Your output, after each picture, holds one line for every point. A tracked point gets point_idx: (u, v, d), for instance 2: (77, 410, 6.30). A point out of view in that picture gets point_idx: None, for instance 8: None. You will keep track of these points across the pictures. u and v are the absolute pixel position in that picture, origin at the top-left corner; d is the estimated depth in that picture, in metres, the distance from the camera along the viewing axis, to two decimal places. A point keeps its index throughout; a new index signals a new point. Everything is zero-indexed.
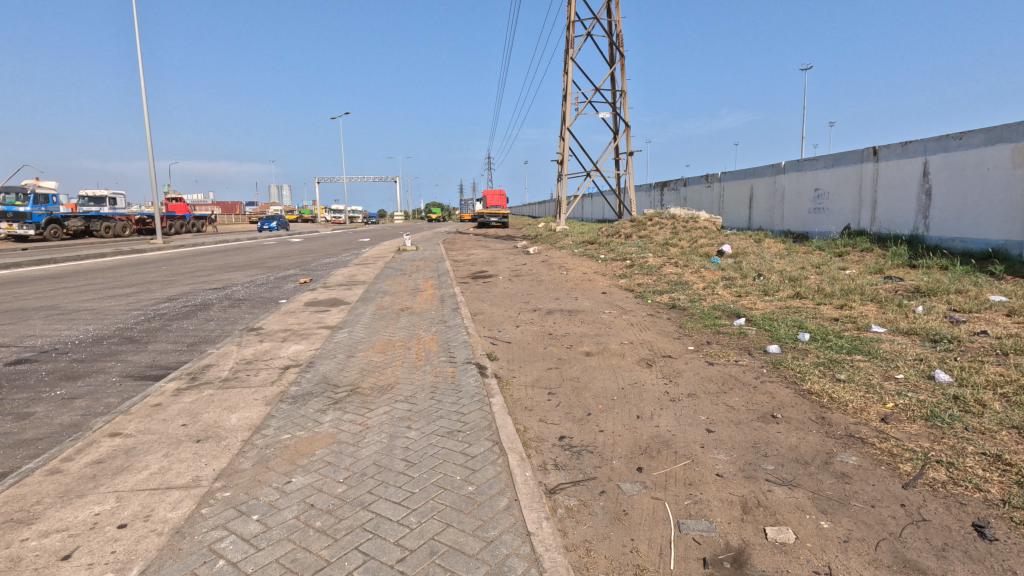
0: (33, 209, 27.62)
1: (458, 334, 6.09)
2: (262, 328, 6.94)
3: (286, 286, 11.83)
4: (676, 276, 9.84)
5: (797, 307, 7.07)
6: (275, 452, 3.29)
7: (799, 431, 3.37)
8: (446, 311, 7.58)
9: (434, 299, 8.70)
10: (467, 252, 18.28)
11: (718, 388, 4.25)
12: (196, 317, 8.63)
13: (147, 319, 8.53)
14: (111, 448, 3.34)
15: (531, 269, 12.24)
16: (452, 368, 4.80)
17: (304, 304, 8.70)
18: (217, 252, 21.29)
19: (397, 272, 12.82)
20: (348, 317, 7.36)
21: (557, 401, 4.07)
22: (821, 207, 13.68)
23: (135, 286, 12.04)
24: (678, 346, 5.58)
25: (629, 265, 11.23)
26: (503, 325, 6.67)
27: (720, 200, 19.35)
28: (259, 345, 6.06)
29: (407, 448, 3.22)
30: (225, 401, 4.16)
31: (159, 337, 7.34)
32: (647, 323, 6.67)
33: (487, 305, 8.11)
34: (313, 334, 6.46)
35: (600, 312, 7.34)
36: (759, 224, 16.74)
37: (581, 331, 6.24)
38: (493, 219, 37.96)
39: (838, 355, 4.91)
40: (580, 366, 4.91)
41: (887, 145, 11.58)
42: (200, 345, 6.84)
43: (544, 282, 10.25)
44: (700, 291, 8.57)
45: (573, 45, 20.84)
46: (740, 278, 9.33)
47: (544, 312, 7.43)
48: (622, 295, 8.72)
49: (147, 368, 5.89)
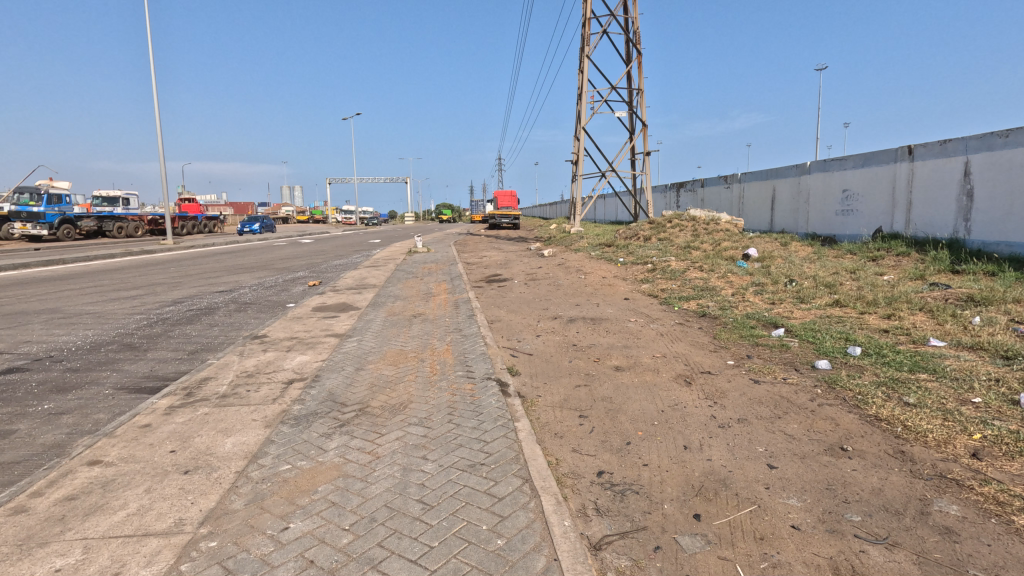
0: (46, 209, 27.70)
1: (475, 344, 5.66)
2: (267, 336, 6.54)
3: (295, 289, 11.47)
4: (701, 281, 9.38)
5: (839, 317, 6.57)
6: (272, 488, 2.86)
7: (877, 469, 2.89)
8: (462, 318, 7.15)
9: (448, 305, 8.29)
10: (480, 254, 17.85)
11: (770, 411, 3.78)
12: (199, 323, 8.26)
13: (148, 324, 8.19)
14: (88, 481, 2.94)
15: (547, 272, 11.81)
16: (470, 385, 4.37)
17: (312, 309, 8.32)
18: (227, 253, 21.07)
19: (409, 274, 12.45)
20: (358, 324, 6.96)
21: (590, 426, 3.63)
22: (850, 209, 13.12)
23: (141, 289, 11.73)
24: (716, 361, 5.10)
25: (651, 269, 10.76)
26: (522, 334, 6.23)
27: (740, 201, 18.80)
28: (263, 355, 5.67)
29: (424, 486, 2.79)
30: (220, 423, 3.75)
31: (160, 344, 6.98)
32: (678, 334, 6.20)
33: (504, 312, 7.67)
34: (320, 343, 6.05)
35: (626, 320, 6.88)
36: (782, 226, 16.17)
37: (607, 342, 5.78)
38: (505, 220, 37.61)
39: (901, 374, 4.40)
40: (612, 384, 4.46)
41: (923, 144, 11.01)
42: (202, 354, 6.46)
43: (562, 287, 9.79)
44: (730, 298, 8.08)
45: (588, 42, 20.42)
46: (771, 284, 8.83)
47: (565, 320, 6.97)
48: (646, 301, 8.27)
49: (145, 379, 5.52)
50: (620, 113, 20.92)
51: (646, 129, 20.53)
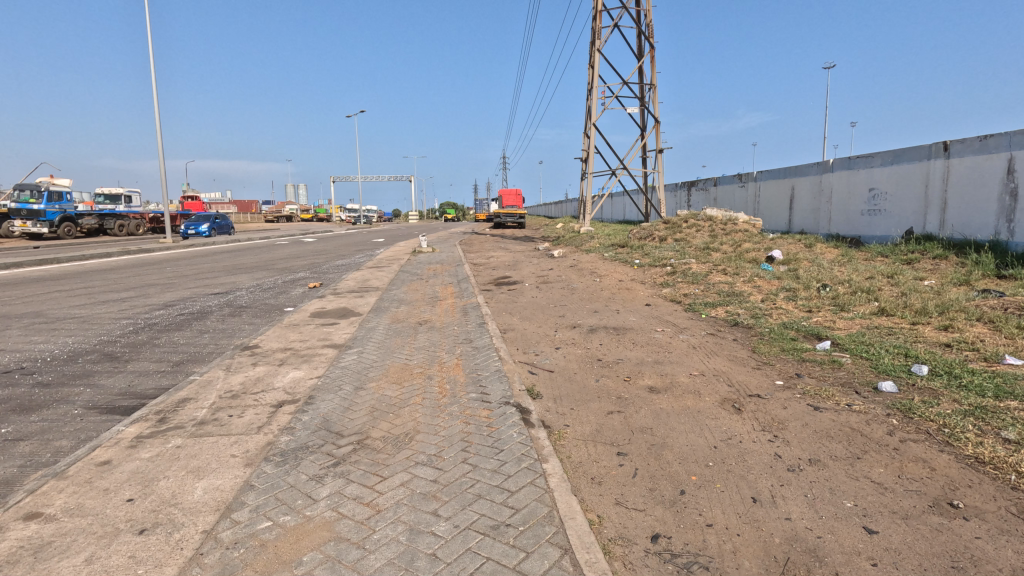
0: (47, 206, 27.24)
1: (488, 359, 5.08)
2: (258, 346, 5.96)
3: (294, 292, 10.91)
4: (727, 285, 8.78)
5: (888, 328, 5.94)
6: (245, 557, 2.28)
7: (1008, 538, 2.29)
8: (472, 327, 6.55)
9: (456, 310, 7.71)
10: (487, 254, 17.25)
11: (846, 450, 3.16)
12: (188, 330, 7.69)
13: (134, 331, 7.63)
14: (18, 545, 2.36)
15: (559, 274, 11.24)
16: (486, 411, 3.78)
17: (310, 315, 7.73)
18: (227, 252, 20.56)
19: (413, 276, 11.90)
20: (358, 334, 6.36)
21: (632, 468, 3.02)
22: (877, 209, 12.49)
23: (132, 291, 11.16)
24: (764, 381, 4.48)
25: (670, 272, 10.15)
26: (539, 347, 5.63)
27: (756, 201, 18.15)
28: (252, 369, 5.09)
29: (436, 559, 2.20)
30: (192, 461, 3.16)
31: (143, 354, 6.41)
32: (713, 346, 5.59)
33: (517, 320, 7.07)
34: (317, 356, 5.47)
35: (652, 330, 6.28)
36: (801, 227, 15.53)
37: (636, 357, 5.19)
38: (510, 220, 37.11)
39: (987, 401, 3.77)
40: (649, 411, 3.86)
41: (961, 140, 10.37)
42: (187, 367, 5.87)
43: (576, 291, 9.19)
44: (760, 304, 7.48)
45: (599, 36, 19.79)
46: (803, 289, 8.23)
47: (585, 329, 6.38)
48: (670, 308, 7.69)
49: (120, 397, 4.94)
50: (631, 109, 20.30)
51: (658, 126, 19.89)
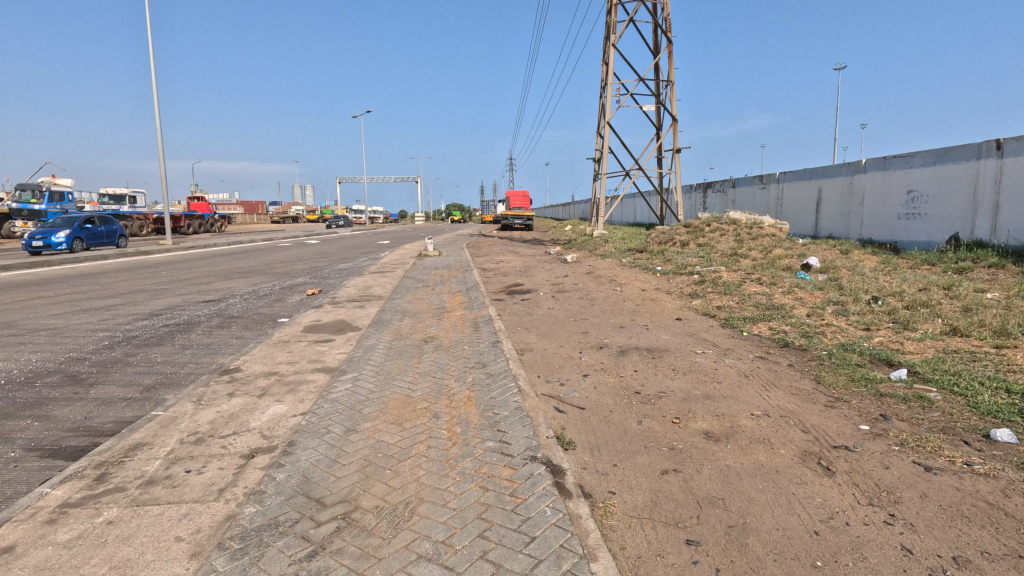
0: (48, 207, 26.72)
1: (506, 392, 4.27)
2: (240, 369, 5.18)
3: (291, 300, 10.16)
4: (764, 296, 7.97)
5: (971, 352, 5.09)
6: None
7: None
8: (484, 346, 5.75)
9: (466, 325, 6.92)
10: (495, 259, 16.45)
11: (997, 542, 2.34)
12: (168, 345, 6.91)
13: (109, 346, 6.88)
14: None
15: (575, 282, 10.43)
16: (509, 471, 2.98)
17: (303, 330, 6.93)
18: (228, 255, 19.91)
19: (419, 283, 11.15)
20: (354, 355, 5.57)
21: (712, 570, 2.22)
22: (917, 213, 11.63)
23: (118, 297, 10.45)
24: (845, 425, 3.65)
25: (698, 280, 9.35)
26: (564, 374, 4.81)
27: (779, 203, 17.26)
28: (228, 401, 4.30)
29: None
30: (120, 549, 2.38)
31: (111, 377, 5.62)
32: (768, 375, 4.77)
33: (535, 337, 6.24)
34: (305, 385, 4.68)
35: (692, 353, 5.47)
36: (829, 230, 14.65)
37: (680, 389, 4.38)
38: (518, 222, 36.40)
39: None
40: (714, 471, 3.04)
41: (1016, 138, 9.49)
42: (157, 395, 5.07)
43: (597, 302, 8.36)
44: (808, 320, 6.67)
45: (614, 31, 18.98)
46: (852, 302, 7.38)
47: (614, 350, 5.56)
48: (705, 324, 6.88)
49: (69, 435, 4.14)
50: (647, 107, 19.49)
51: (675, 124, 19.03)
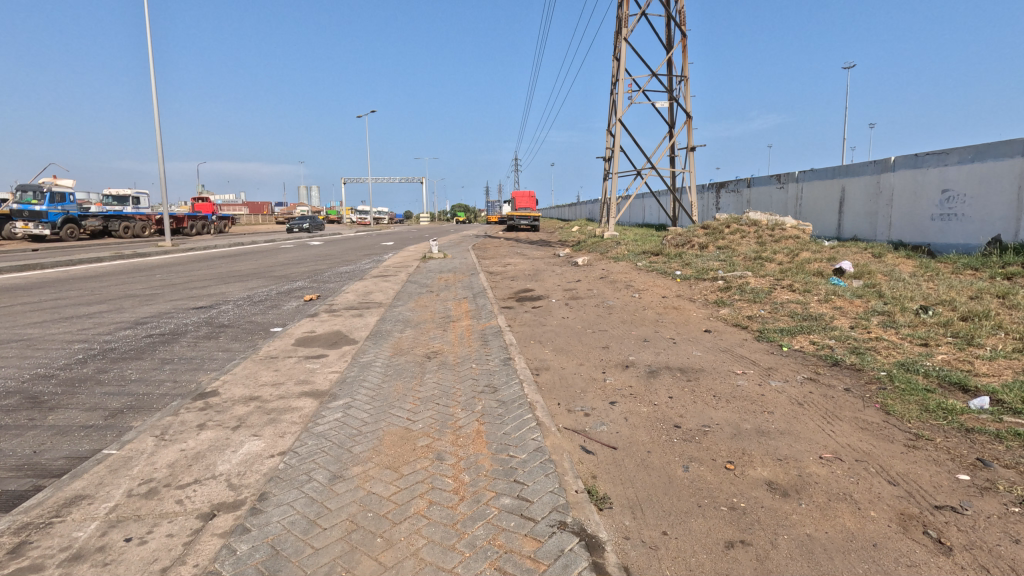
0: (50, 208, 26.23)
1: (521, 427, 3.61)
2: (218, 393, 4.55)
3: (287, 307, 9.53)
4: (799, 305, 7.31)
5: None
6: None
7: None
8: (495, 365, 5.10)
9: (474, 337, 6.28)
10: (503, 261, 15.80)
11: None
12: (147, 360, 6.28)
13: (82, 360, 6.26)
14: None
15: (589, 287, 9.77)
16: (534, 547, 2.33)
17: (294, 344, 6.29)
18: (227, 256, 19.35)
19: (423, 288, 10.52)
20: (348, 375, 4.93)
21: None
22: (953, 213, 10.92)
23: (105, 303, 9.85)
24: (940, 475, 2.97)
25: (724, 286, 8.67)
26: (588, 402, 4.14)
27: (798, 203, 16.53)
28: (197, 436, 3.66)
29: None
30: None
31: (75, 399, 4.98)
32: (826, 404, 4.09)
33: (550, 353, 5.59)
34: (289, 414, 4.03)
35: (732, 375, 4.80)
36: (854, 232, 13.94)
37: (727, 422, 3.72)
38: (525, 223, 35.79)
39: None
40: (794, 545, 2.37)
41: None
42: (122, 422, 4.43)
43: (614, 311, 7.70)
44: (854, 334, 5.99)
45: (626, 24, 18.35)
46: (899, 312, 6.70)
47: (642, 370, 4.89)
48: (738, 338, 6.21)
49: (8, 477, 3.51)
50: (660, 104, 18.84)
51: (689, 121, 18.37)
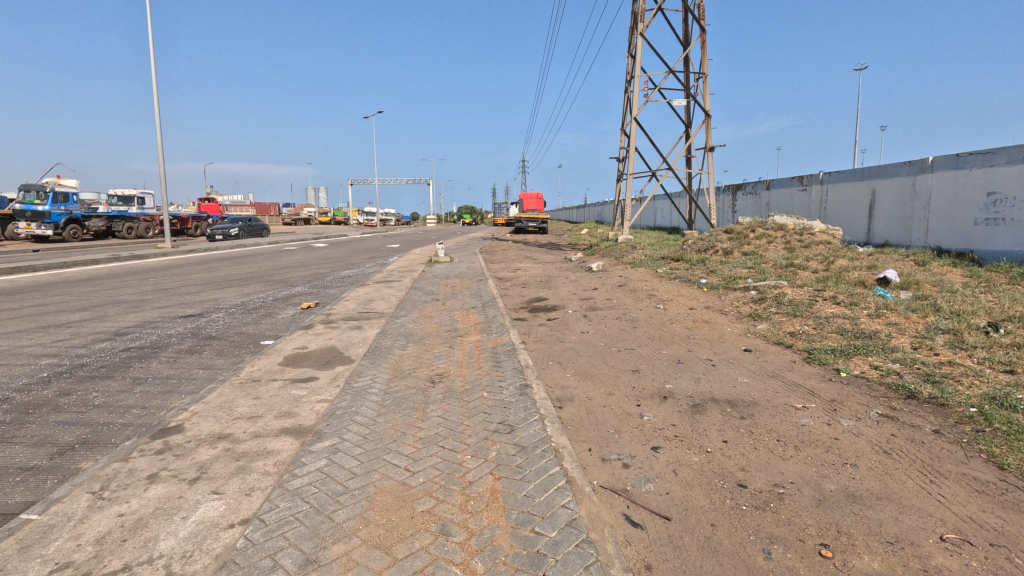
0: (54, 209, 25.65)
1: (546, 487, 2.86)
2: (183, 430, 3.83)
3: (282, 316, 8.82)
4: (847, 319, 6.53)
5: None
6: None
7: None
8: (510, 394, 4.36)
9: (485, 357, 5.54)
10: (512, 266, 15.06)
11: None
12: (118, 380, 5.57)
13: (45, 380, 5.56)
14: None
15: (608, 296, 9.02)
16: None
17: (281, 363, 5.57)
18: (228, 259, 18.77)
19: (429, 296, 9.81)
20: (338, 406, 4.21)
21: None
22: (1000, 217, 10.11)
23: (89, 310, 9.21)
24: None
25: (758, 297, 7.89)
26: (626, 448, 3.40)
27: (823, 206, 15.71)
28: (143, 493, 2.94)
29: None
30: None
31: (23, 430, 4.28)
32: (920, 454, 3.31)
33: (573, 378, 4.84)
34: (261, 461, 3.30)
35: (793, 410, 4.02)
36: (886, 236, 13.12)
37: (804, 480, 2.96)
38: (533, 225, 35.13)
39: None
40: None
41: None
42: (69, 463, 3.72)
43: (639, 325, 6.94)
44: (921, 357, 5.19)
45: (643, 19, 17.58)
46: (967, 330, 5.88)
47: (684, 404, 4.13)
48: (786, 360, 5.43)
49: None
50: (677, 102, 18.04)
51: (707, 120, 17.58)
